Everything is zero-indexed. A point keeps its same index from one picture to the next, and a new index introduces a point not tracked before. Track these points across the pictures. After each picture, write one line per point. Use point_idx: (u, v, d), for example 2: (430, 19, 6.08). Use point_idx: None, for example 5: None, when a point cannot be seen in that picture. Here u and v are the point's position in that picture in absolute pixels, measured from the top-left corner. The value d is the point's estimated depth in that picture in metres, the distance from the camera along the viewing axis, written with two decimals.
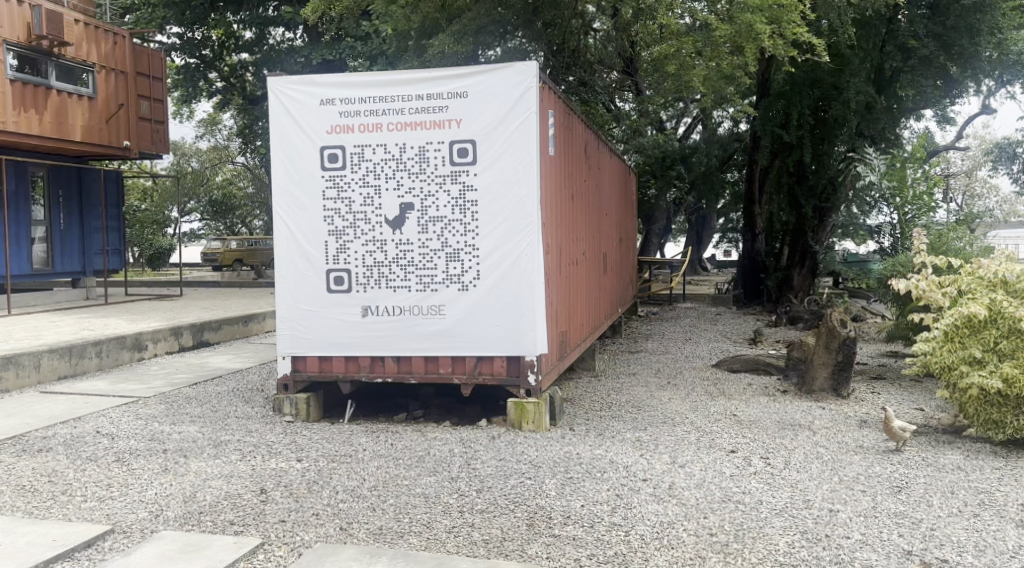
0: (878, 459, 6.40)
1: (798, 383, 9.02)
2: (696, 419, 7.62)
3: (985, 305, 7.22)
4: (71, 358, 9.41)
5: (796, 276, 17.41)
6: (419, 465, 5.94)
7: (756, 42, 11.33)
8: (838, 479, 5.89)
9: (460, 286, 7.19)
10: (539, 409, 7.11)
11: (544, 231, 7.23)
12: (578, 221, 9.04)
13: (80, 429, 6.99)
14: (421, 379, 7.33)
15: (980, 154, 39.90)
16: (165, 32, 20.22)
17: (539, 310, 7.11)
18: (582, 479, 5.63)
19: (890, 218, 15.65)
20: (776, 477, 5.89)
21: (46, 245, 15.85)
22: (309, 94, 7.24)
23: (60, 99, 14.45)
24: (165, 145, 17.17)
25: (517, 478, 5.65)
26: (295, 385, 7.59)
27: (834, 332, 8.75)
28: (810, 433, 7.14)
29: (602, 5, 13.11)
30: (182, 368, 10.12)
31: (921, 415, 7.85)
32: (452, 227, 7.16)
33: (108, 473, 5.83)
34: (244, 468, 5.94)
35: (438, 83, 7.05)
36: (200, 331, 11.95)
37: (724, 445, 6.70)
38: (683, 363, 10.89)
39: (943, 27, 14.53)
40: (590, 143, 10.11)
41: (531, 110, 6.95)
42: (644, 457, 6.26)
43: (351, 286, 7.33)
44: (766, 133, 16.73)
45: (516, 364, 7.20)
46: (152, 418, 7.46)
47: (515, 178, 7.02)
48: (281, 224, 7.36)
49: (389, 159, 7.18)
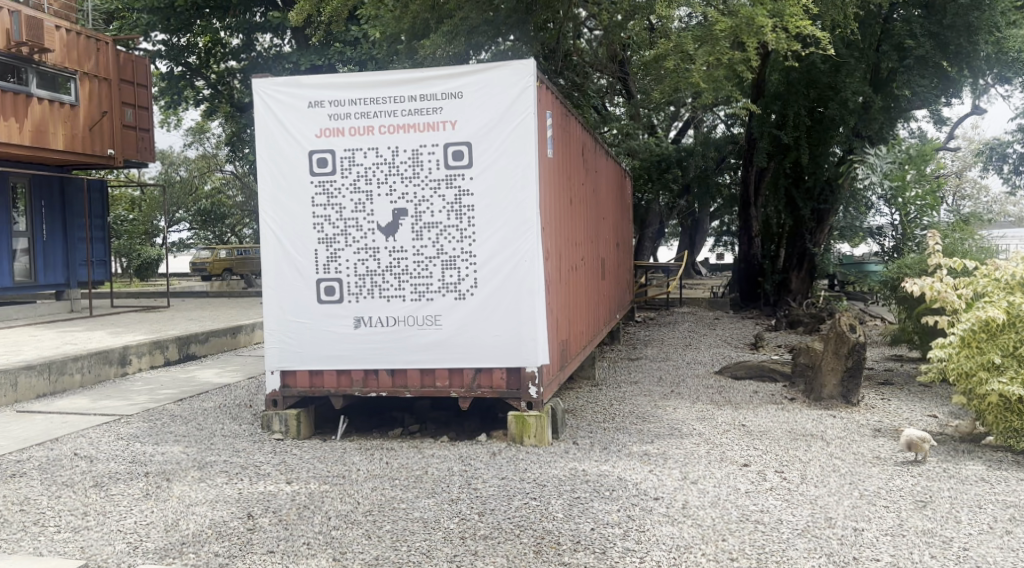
0: (897, 472, 6.08)
1: (806, 391, 8.73)
2: (704, 430, 7.29)
3: (1005, 309, 6.90)
4: (51, 375, 9.05)
5: (794, 279, 17.21)
6: (416, 487, 5.60)
7: (755, 36, 11.12)
8: (859, 494, 5.58)
9: (457, 295, 6.86)
10: (541, 423, 6.80)
11: (543, 237, 6.91)
12: (576, 225, 8.71)
13: (57, 451, 6.63)
14: (417, 394, 7.00)
15: (970, 155, 39.79)
16: (150, 39, 19.81)
17: (540, 318, 6.78)
18: (589, 499, 5.31)
19: (892, 217, 15.01)
20: (793, 493, 5.58)
21: (28, 257, 15.48)
22: (297, 97, 6.91)
23: (40, 109, 14.04)
24: (151, 153, 16.75)
25: (521, 498, 5.32)
26: (284, 401, 7.24)
27: (843, 337, 8.42)
28: (825, 444, 6.83)
29: (594, 7, 12.85)
30: (167, 383, 9.77)
31: (936, 423, 7.56)
32: (448, 234, 6.83)
33: (85, 500, 5.49)
34: (230, 493, 5.59)
35: (431, 84, 6.73)
36: (186, 344, 11.58)
37: (736, 459, 6.37)
38: (685, 370, 10.59)
39: (940, 26, 14.27)
40: (587, 143, 9.76)
41: (529, 110, 6.65)
42: (653, 472, 5.93)
43: (342, 296, 6.99)
44: (763, 135, 16.48)
45: (516, 376, 6.89)
46: (134, 437, 7.11)
47: (514, 182, 6.71)
48: (269, 232, 7.02)
49: (381, 163, 6.86)
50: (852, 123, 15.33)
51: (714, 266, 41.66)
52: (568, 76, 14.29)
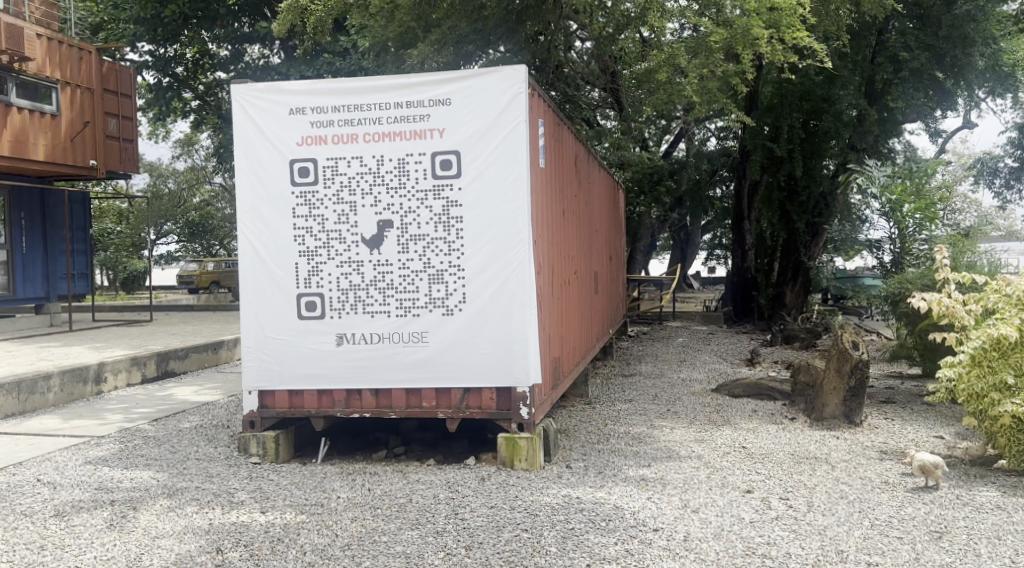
0: (908, 499, 5.73)
1: (807, 411, 8.40)
2: (702, 452, 6.97)
3: (1017, 327, 6.51)
4: (20, 394, 8.68)
5: (789, 293, 16.98)
6: (400, 517, 5.24)
7: (751, 47, 10.80)
8: (870, 524, 5.24)
9: (444, 311, 6.53)
10: (533, 446, 6.46)
11: (536, 250, 6.58)
12: (568, 239, 8.37)
13: (19, 477, 6.28)
14: (402, 415, 6.65)
15: (961, 170, 39.63)
16: (137, 49, 19.53)
17: (532, 335, 6.44)
18: (585, 531, 4.96)
19: (890, 231, 14.04)
20: (800, 522, 5.24)
21: (6, 270, 15.06)
22: (276, 103, 6.58)
23: (21, 119, 13.70)
24: (135, 164, 16.36)
25: (511, 531, 4.98)
26: (262, 423, 6.90)
27: (845, 355, 8.10)
28: (830, 468, 6.51)
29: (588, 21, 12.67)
30: (144, 402, 9.39)
31: (944, 445, 7.26)
32: (435, 246, 6.50)
33: (43, 532, 5.15)
34: (200, 523, 5.24)
35: (418, 90, 6.43)
36: (165, 360, 11.22)
37: (738, 485, 6.03)
38: (680, 387, 10.25)
39: (934, 38, 13.99)
40: (580, 155, 9.46)
41: (521, 118, 6.35)
42: (652, 500, 5.59)
43: (324, 312, 6.64)
44: (756, 147, 16.09)
45: (506, 396, 6.56)
46: (102, 461, 6.76)
47: (505, 192, 6.39)
48: (247, 245, 6.68)
49: (366, 172, 6.53)
50: (847, 136, 15.19)
51: (707, 281, 41.53)
52: (559, 88, 13.96)
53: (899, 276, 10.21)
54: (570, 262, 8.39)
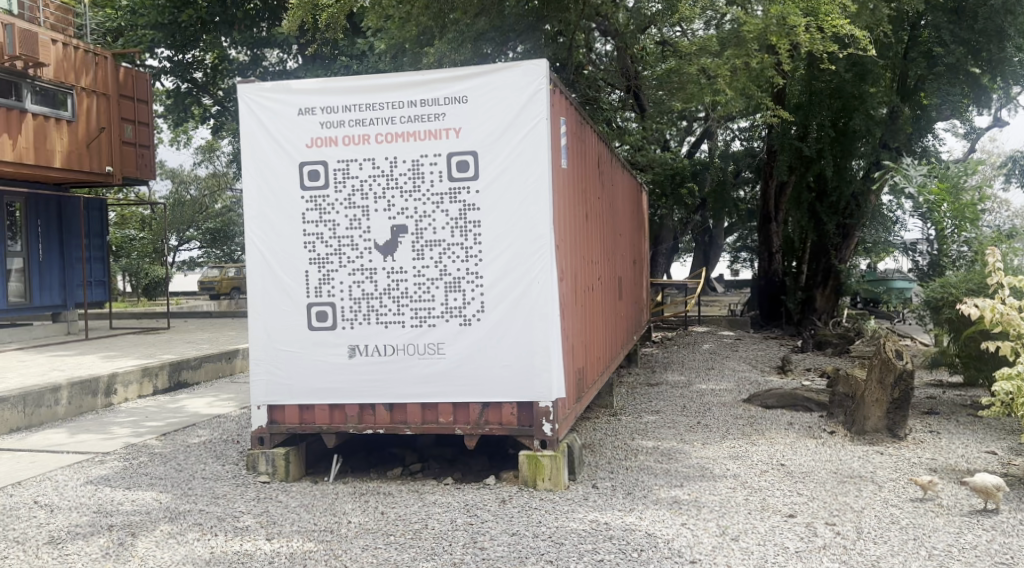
0: (966, 525, 5.28)
1: (847, 424, 7.91)
2: (738, 471, 6.53)
3: None
4: (27, 408, 8.39)
5: (819, 296, 16.33)
6: (414, 545, 4.86)
7: (788, 37, 10.34)
8: (928, 554, 4.79)
9: (461, 321, 6.14)
10: (556, 464, 6.05)
11: (558, 255, 6.17)
12: (591, 244, 7.94)
13: (17, 499, 5.96)
14: (417, 431, 6.26)
15: (992, 170, 38.80)
16: (156, 55, 19.37)
17: (554, 346, 6.04)
18: (616, 563, 4.57)
19: (927, 233, 13.57)
20: (851, 552, 4.79)
21: (23, 277, 14.82)
22: (285, 103, 6.24)
23: (35, 125, 13.45)
24: (151, 170, 16.10)
25: (534, 562, 4.60)
26: (271, 439, 6.52)
27: (888, 365, 7.65)
28: (876, 488, 6.05)
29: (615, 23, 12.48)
30: (154, 415, 9.09)
31: (997, 462, 6.78)
32: (452, 252, 6.12)
33: (34, 562, 4.81)
34: (200, 552, 4.88)
35: (434, 87, 6.07)
36: (177, 370, 10.91)
37: (779, 508, 5.58)
38: (710, 397, 9.82)
39: (971, 32, 13.27)
40: (603, 154, 9.07)
41: (541, 116, 5.96)
42: (687, 526, 5.17)
43: (335, 322, 6.27)
44: (784, 147, 15.60)
45: (528, 412, 6.15)
46: (104, 480, 6.43)
47: (525, 194, 6.00)
48: (254, 251, 6.32)
49: (378, 175, 6.16)
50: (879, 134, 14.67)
51: (731, 284, 40.95)
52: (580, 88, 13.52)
53: (941, 280, 9.63)
54: (594, 267, 7.99)
